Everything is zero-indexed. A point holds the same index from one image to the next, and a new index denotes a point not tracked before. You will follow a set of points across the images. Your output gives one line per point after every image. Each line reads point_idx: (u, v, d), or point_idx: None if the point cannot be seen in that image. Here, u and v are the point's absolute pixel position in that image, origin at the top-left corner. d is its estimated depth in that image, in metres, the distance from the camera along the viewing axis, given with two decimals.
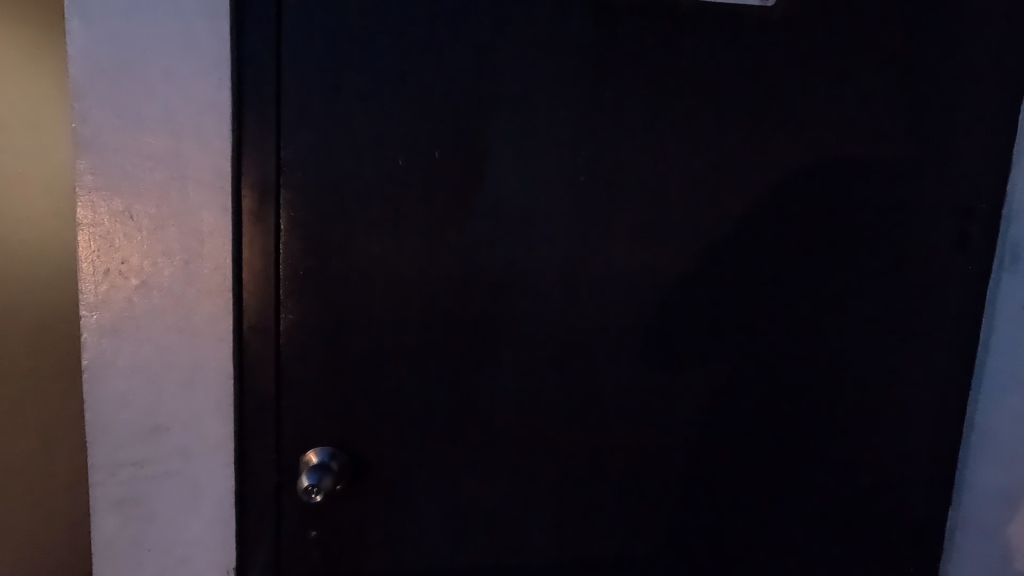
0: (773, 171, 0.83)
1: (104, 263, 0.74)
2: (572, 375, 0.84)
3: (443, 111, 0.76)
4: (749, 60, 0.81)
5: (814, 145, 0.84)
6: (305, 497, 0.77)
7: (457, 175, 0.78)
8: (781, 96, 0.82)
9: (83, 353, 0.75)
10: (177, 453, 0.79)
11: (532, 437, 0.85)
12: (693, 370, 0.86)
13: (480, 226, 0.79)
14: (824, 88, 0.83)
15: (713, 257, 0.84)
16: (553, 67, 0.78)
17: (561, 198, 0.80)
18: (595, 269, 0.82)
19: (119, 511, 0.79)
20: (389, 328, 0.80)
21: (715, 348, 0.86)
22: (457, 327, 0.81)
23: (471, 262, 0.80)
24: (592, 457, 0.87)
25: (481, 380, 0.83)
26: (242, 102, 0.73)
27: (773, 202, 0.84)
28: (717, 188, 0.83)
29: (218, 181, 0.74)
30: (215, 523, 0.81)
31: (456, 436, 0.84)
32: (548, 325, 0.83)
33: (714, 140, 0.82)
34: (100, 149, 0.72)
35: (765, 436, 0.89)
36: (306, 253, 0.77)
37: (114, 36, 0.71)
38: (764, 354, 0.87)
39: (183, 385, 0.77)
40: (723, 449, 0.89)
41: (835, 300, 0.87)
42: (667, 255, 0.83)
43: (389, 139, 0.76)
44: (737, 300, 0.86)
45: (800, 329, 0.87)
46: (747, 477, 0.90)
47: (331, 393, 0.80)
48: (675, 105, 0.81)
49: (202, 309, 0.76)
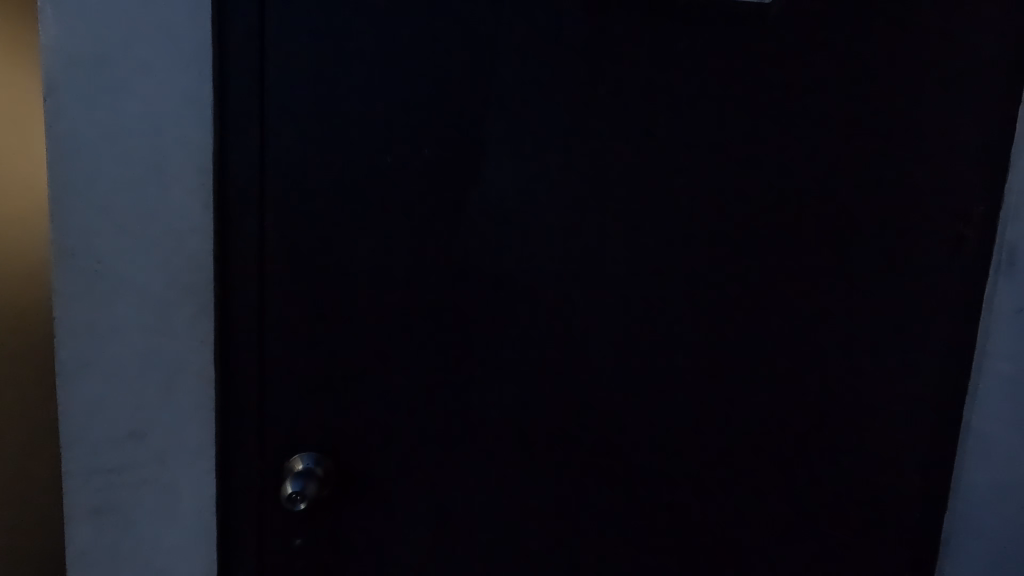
0: (772, 171, 0.82)
1: (78, 262, 0.71)
2: (567, 377, 0.82)
3: (436, 108, 0.74)
4: (749, 60, 0.79)
5: (813, 145, 0.82)
6: (290, 505, 0.77)
7: (449, 173, 0.76)
8: (780, 96, 0.81)
9: (57, 357, 0.72)
10: (155, 460, 0.76)
11: (525, 440, 0.83)
12: (689, 376, 0.85)
13: (472, 227, 0.77)
14: (824, 90, 0.81)
15: (711, 258, 0.83)
16: (548, 65, 0.76)
17: (556, 197, 0.78)
18: (590, 272, 0.81)
19: (94, 519, 0.76)
20: (377, 332, 0.78)
21: (711, 353, 0.85)
22: (448, 328, 0.79)
23: (462, 264, 0.78)
24: (587, 461, 0.85)
25: (472, 383, 0.81)
26: (224, 100, 0.72)
27: (772, 202, 0.83)
28: (716, 188, 0.81)
29: (197, 180, 0.72)
30: (194, 531, 0.79)
31: (446, 443, 0.82)
32: (541, 328, 0.81)
33: (712, 140, 0.80)
34: (75, 145, 0.69)
35: (760, 442, 0.88)
36: (291, 251, 0.74)
37: (87, 27, 0.67)
38: (760, 359, 0.86)
39: (162, 389, 0.75)
40: (718, 456, 0.87)
41: (833, 303, 0.86)
42: (663, 258, 0.82)
43: (378, 137, 0.74)
44: (735, 302, 0.84)
45: (799, 331, 0.86)
46: (745, 481, 0.88)
47: (316, 397, 0.78)
48: (672, 104, 0.79)
49: (181, 312, 0.74)
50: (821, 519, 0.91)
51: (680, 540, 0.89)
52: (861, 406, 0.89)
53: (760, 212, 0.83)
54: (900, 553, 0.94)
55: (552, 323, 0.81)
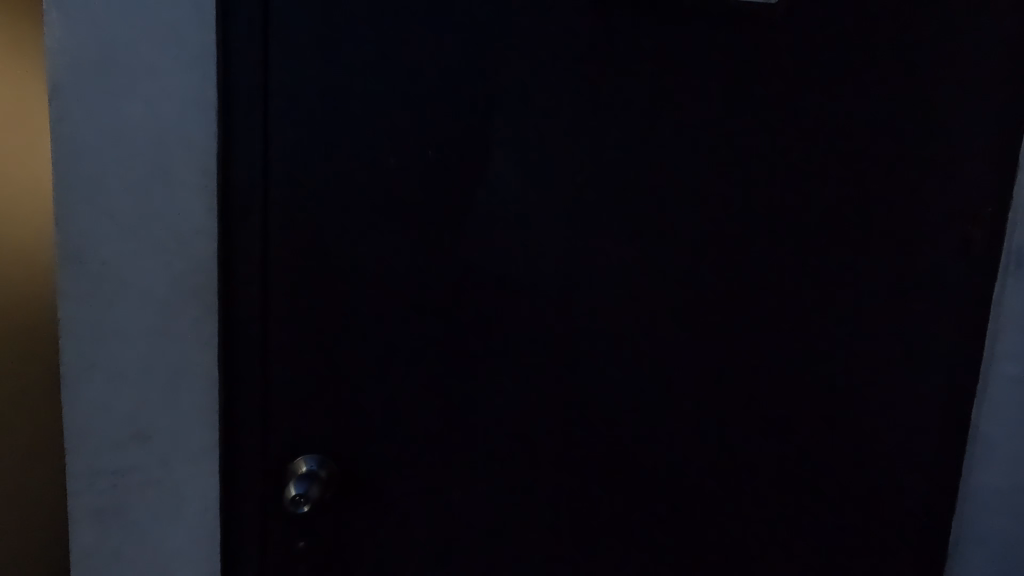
0: (778, 172, 0.82)
1: (83, 264, 0.71)
2: (571, 379, 0.82)
3: (440, 109, 0.74)
4: (754, 61, 0.79)
5: (819, 146, 0.82)
6: (292, 508, 0.76)
7: (453, 174, 0.75)
8: (786, 97, 0.80)
9: (62, 358, 0.72)
10: (158, 461, 0.76)
11: (529, 441, 0.83)
12: (694, 378, 0.84)
13: (477, 228, 0.77)
14: (830, 90, 0.81)
15: (716, 259, 0.82)
16: (552, 66, 0.76)
17: (560, 199, 0.78)
18: (596, 273, 0.80)
19: (98, 520, 0.76)
20: (381, 333, 0.78)
21: (717, 355, 0.84)
22: (452, 330, 0.79)
23: (466, 265, 0.78)
24: (591, 463, 0.84)
25: (475, 385, 0.80)
26: (227, 101, 0.71)
27: (778, 203, 0.82)
28: (721, 189, 0.81)
29: (201, 181, 0.72)
30: (197, 532, 0.79)
31: (450, 446, 0.81)
32: (546, 329, 0.80)
33: (718, 141, 0.80)
34: (80, 147, 0.69)
35: (765, 444, 0.87)
36: (295, 252, 0.74)
37: (93, 29, 0.68)
38: (765, 361, 0.85)
39: (165, 390, 0.75)
40: (723, 459, 0.87)
41: (840, 304, 0.85)
42: (667, 259, 0.81)
43: (382, 137, 0.74)
44: (741, 304, 0.84)
45: (805, 333, 0.85)
46: (750, 483, 0.88)
47: (320, 398, 0.78)
48: (676, 105, 0.79)
49: (186, 312, 0.74)
50: (827, 522, 0.91)
51: (685, 542, 0.88)
52: (868, 408, 0.88)
53: (765, 213, 0.82)
54: (906, 557, 0.93)
55: (556, 324, 0.81)
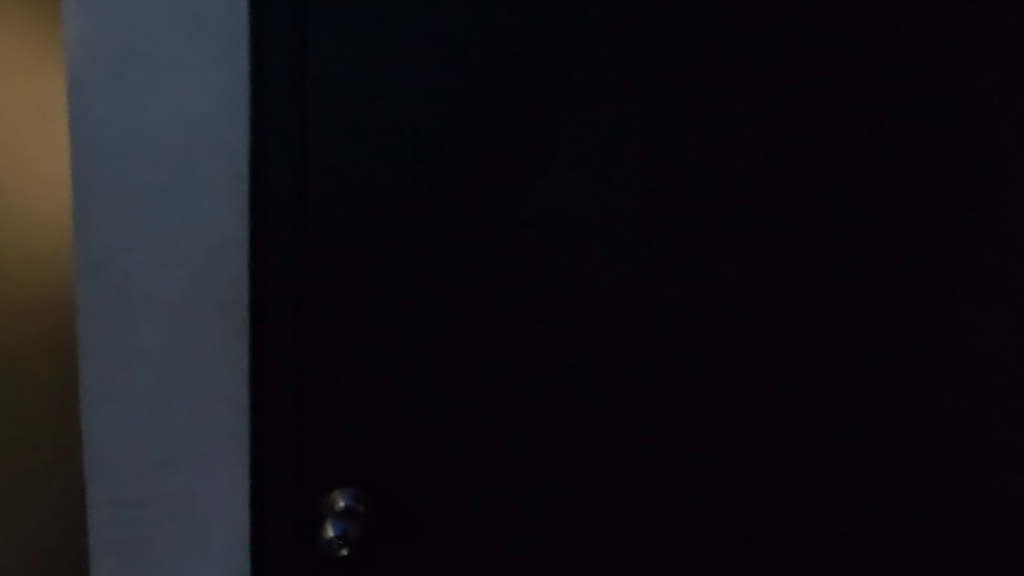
0: (925, 158, 0.63)
1: (103, 278, 0.65)
2: (646, 419, 0.67)
3: (499, 100, 0.62)
4: (894, 16, 0.61)
5: (983, 124, 0.62)
6: (331, 549, 0.68)
7: (509, 170, 0.63)
8: (938, 60, 0.61)
9: (81, 381, 0.66)
10: (183, 491, 0.69)
11: (594, 490, 0.69)
12: (806, 420, 0.66)
13: (539, 242, 0.65)
14: (999, 52, 0.61)
15: (840, 270, 0.64)
16: (629, 37, 0.61)
17: (638, 198, 0.63)
18: (686, 297, 0.65)
19: (119, 556, 0.70)
20: (424, 359, 0.67)
21: (837, 393, 0.66)
22: (505, 356, 0.66)
23: (522, 280, 0.65)
24: (671, 519, 0.69)
25: (531, 422, 0.67)
26: (257, 97, 0.63)
27: (925, 198, 0.63)
28: (847, 182, 0.63)
29: (231, 187, 0.65)
30: (226, 568, 0.72)
31: (502, 495, 0.69)
32: (625, 369, 0.66)
33: (843, 120, 0.62)
34: (100, 150, 0.63)
35: (901, 510, 0.68)
36: (330, 265, 0.65)
37: (114, 19, 0.61)
38: (902, 402, 0.66)
39: (191, 415, 0.68)
40: (847, 536, 0.68)
41: (1008, 331, 0.65)
42: (776, 271, 0.64)
43: (430, 135, 0.62)
44: (872, 329, 0.65)
45: (958, 368, 0.66)
46: (879, 557, 0.69)
47: (355, 430, 0.68)
48: (790, 76, 0.62)
49: (214, 331, 0.67)
50: None
51: None
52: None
53: (908, 212, 0.63)
54: None
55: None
